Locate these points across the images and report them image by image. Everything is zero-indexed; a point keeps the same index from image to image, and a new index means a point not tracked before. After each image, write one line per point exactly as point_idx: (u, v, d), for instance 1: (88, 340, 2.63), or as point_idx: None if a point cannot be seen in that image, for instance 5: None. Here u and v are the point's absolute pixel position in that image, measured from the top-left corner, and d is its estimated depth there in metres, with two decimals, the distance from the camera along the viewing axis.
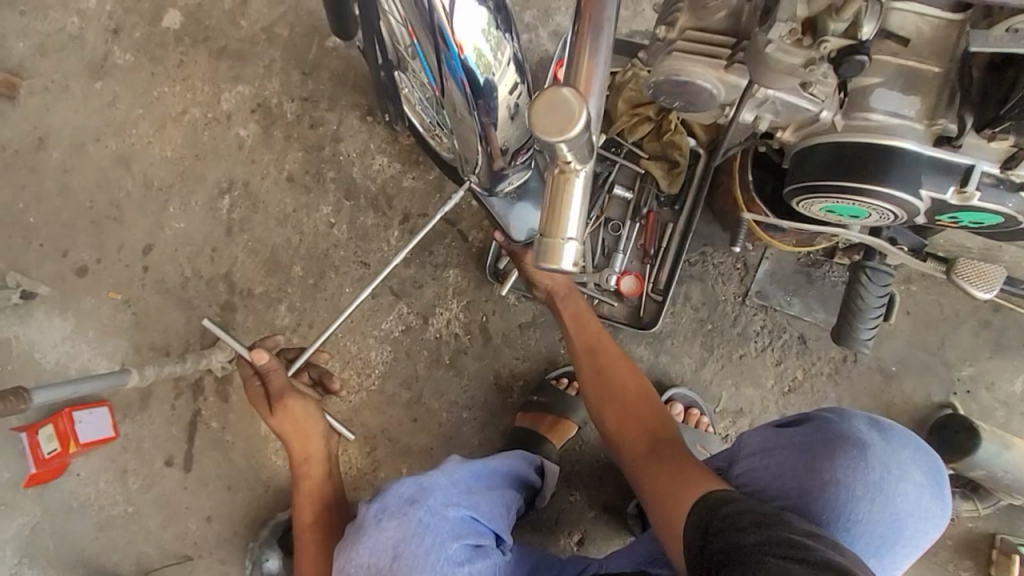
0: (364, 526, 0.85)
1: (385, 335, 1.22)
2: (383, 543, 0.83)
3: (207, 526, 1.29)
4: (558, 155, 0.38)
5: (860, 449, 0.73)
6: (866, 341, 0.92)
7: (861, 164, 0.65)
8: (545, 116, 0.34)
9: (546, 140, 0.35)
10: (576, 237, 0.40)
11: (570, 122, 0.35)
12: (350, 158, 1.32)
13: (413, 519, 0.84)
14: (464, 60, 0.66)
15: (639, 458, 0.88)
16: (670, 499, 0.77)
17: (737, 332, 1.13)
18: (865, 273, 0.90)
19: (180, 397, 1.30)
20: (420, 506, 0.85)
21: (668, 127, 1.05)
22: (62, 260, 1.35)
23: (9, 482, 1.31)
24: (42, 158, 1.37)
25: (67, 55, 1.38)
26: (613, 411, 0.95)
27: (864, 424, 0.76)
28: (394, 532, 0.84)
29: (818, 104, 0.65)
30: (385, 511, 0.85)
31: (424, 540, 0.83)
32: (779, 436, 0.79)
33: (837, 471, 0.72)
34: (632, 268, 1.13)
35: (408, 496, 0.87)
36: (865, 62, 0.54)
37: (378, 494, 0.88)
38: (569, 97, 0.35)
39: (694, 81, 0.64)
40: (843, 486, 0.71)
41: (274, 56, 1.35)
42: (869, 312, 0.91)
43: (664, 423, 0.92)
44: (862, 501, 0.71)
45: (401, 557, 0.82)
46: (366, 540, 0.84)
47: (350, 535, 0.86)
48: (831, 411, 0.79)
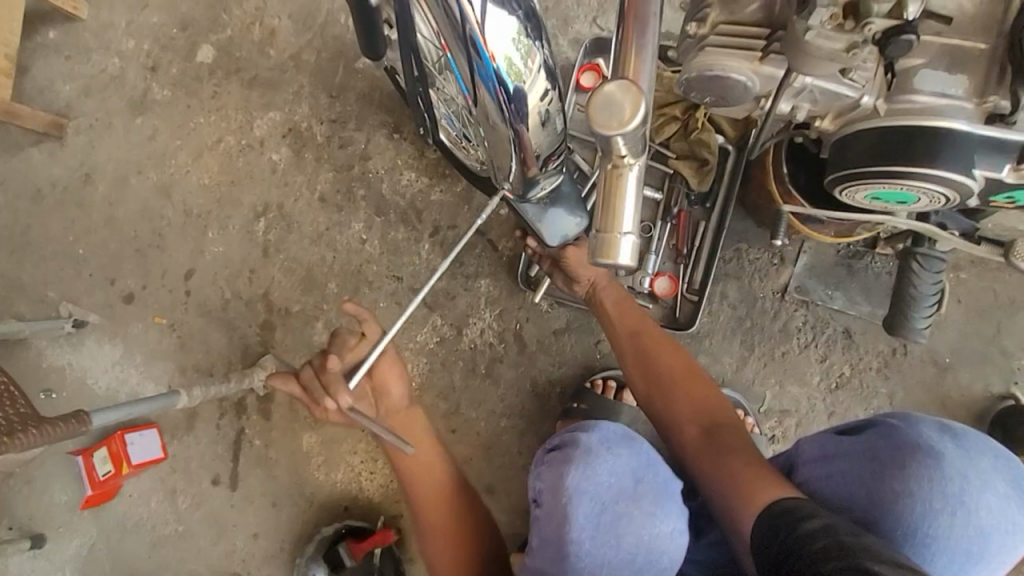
0: (593, 452, 0.78)
1: (421, 347, 1.23)
2: (622, 467, 0.78)
3: (255, 543, 1.31)
4: (611, 148, 0.38)
5: (935, 458, 0.69)
6: (921, 330, 0.89)
7: (909, 145, 0.63)
8: (602, 112, 0.36)
9: (603, 134, 0.36)
10: (633, 232, 0.40)
11: (627, 114, 0.36)
12: (378, 175, 1.35)
13: (643, 451, 0.81)
14: (496, 69, 0.67)
15: (696, 448, 0.88)
16: (735, 491, 0.76)
17: (778, 329, 1.10)
18: (918, 260, 0.87)
19: (225, 416, 1.33)
20: (640, 441, 0.82)
21: (695, 125, 1.04)
22: (110, 288, 1.41)
23: (67, 504, 1.36)
24: (89, 193, 1.44)
25: (109, 94, 1.46)
26: (663, 402, 0.96)
27: (936, 430, 0.72)
28: (630, 458, 0.79)
29: (858, 90, 0.64)
30: (613, 440, 0.80)
31: (658, 471, 0.80)
32: (840, 443, 0.77)
33: (910, 482, 0.69)
34: (665, 269, 1.11)
35: (624, 432, 0.82)
36: (913, 41, 0.54)
37: (590, 426, 0.82)
38: (624, 90, 0.36)
39: (730, 75, 0.64)
40: (918, 499, 0.69)
41: (303, 82, 1.40)
42: (925, 300, 0.88)
43: (717, 407, 0.93)
44: (942, 515, 0.68)
45: (643, 484, 0.78)
46: (603, 463, 0.77)
47: (576, 458, 0.78)
48: (896, 416, 0.77)
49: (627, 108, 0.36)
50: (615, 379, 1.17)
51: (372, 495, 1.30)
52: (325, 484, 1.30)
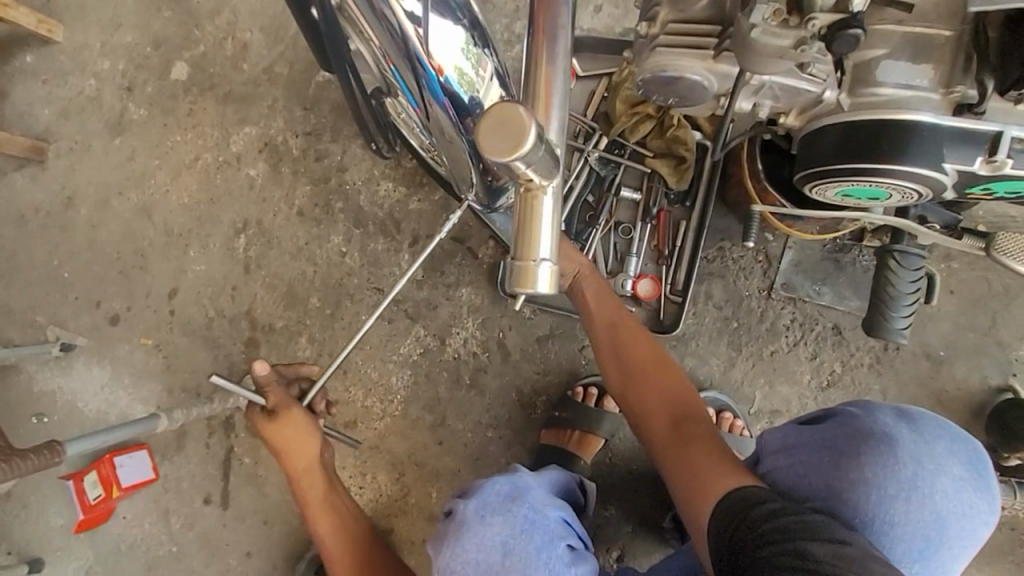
0: (466, 523, 0.83)
1: (404, 359, 1.21)
2: (491, 539, 0.82)
3: (249, 561, 1.30)
4: (515, 173, 0.35)
5: (889, 443, 0.68)
6: (902, 331, 0.85)
7: (877, 138, 0.60)
8: (493, 137, 0.32)
9: (499, 160, 0.33)
10: (550, 257, 0.38)
11: (521, 137, 0.32)
12: (356, 186, 1.33)
13: (519, 516, 0.83)
14: (445, 81, 0.66)
15: (662, 438, 0.86)
16: (699, 485, 0.75)
17: (765, 328, 1.07)
18: (895, 257, 0.84)
19: (213, 436, 1.33)
20: (522, 502, 0.84)
21: (671, 122, 1.01)
22: (96, 310, 1.41)
23: (62, 528, 1.36)
24: (72, 216, 1.44)
25: (87, 116, 1.45)
26: (632, 390, 0.93)
27: (891, 416, 0.71)
28: (500, 528, 0.82)
29: (818, 86, 0.60)
30: (487, 508, 0.84)
31: (533, 537, 0.82)
32: (800, 434, 0.74)
33: (866, 469, 0.68)
34: (647, 270, 1.09)
35: (506, 493, 0.85)
36: (859, 35, 0.51)
37: (474, 491, 0.87)
38: (515, 109, 0.32)
39: (683, 75, 0.62)
40: (874, 486, 0.67)
41: (277, 95, 1.38)
42: (903, 299, 0.84)
43: (686, 393, 0.91)
44: (897, 500, 0.67)
45: (512, 555, 0.81)
46: (472, 536, 0.82)
47: (452, 532, 0.84)
48: (854, 404, 0.75)
49: (520, 130, 0.32)
50: (598, 386, 1.15)
51: None
52: None
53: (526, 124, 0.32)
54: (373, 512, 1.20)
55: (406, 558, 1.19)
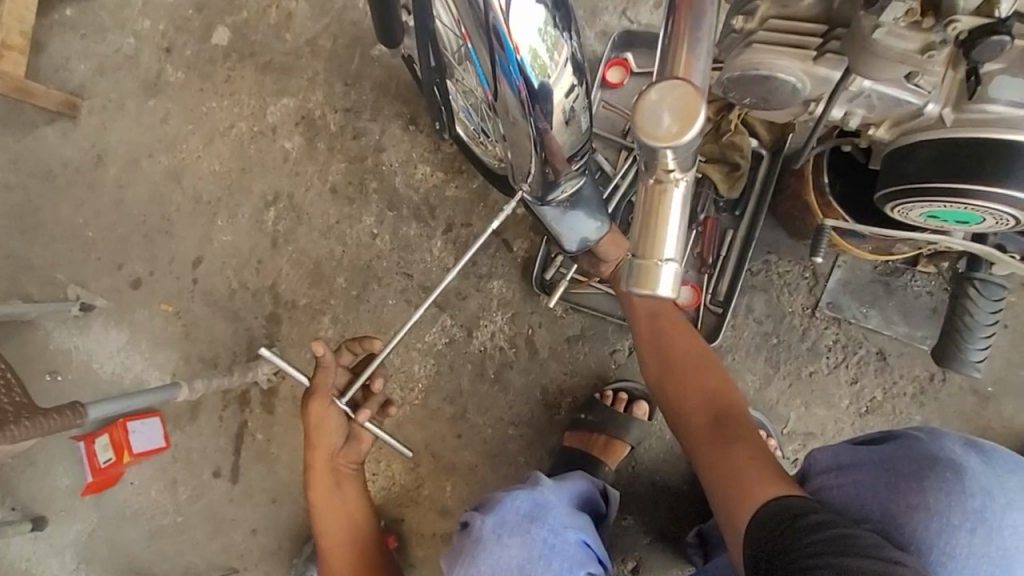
0: (482, 542, 0.80)
1: (428, 348, 1.19)
2: (507, 562, 0.79)
3: (253, 539, 1.29)
4: (658, 161, 0.33)
5: (956, 471, 0.64)
6: (976, 364, 0.83)
7: (976, 159, 0.59)
8: (648, 118, 0.31)
9: (651, 144, 0.32)
10: (675, 258, 0.35)
11: (680, 126, 0.31)
12: (392, 168, 1.31)
13: (538, 540, 0.80)
14: (520, 61, 0.62)
15: (700, 435, 0.83)
16: (736, 485, 0.72)
17: (806, 347, 1.04)
18: (975, 286, 0.82)
19: (227, 409, 1.31)
20: (542, 525, 0.81)
21: (728, 126, 0.94)
22: (118, 273, 1.39)
23: (68, 488, 1.35)
24: (100, 174, 1.42)
25: (123, 74, 1.43)
26: (673, 385, 0.91)
27: (960, 444, 0.67)
28: (518, 551, 0.80)
29: (922, 98, 0.61)
30: (506, 528, 0.81)
31: (552, 562, 0.80)
32: (857, 453, 0.71)
33: (927, 495, 0.64)
34: (688, 278, 1.05)
35: (527, 513, 0.82)
36: (1005, 42, 0.50)
37: (492, 506, 0.84)
38: (672, 97, 0.31)
39: (776, 75, 0.62)
40: (935, 513, 0.63)
41: (318, 69, 1.35)
42: (979, 330, 0.82)
43: (727, 393, 0.88)
44: (960, 531, 0.62)
45: None
46: (488, 557, 0.80)
47: (466, 549, 0.81)
48: (919, 428, 0.71)
49: (678, 118, 0.31)
50: (626, 392, 1.12)
51: None
52: None
53: (689, 112, 0.31)
54: (385, 500, 1.18)
55: (415, 550, 1.17)
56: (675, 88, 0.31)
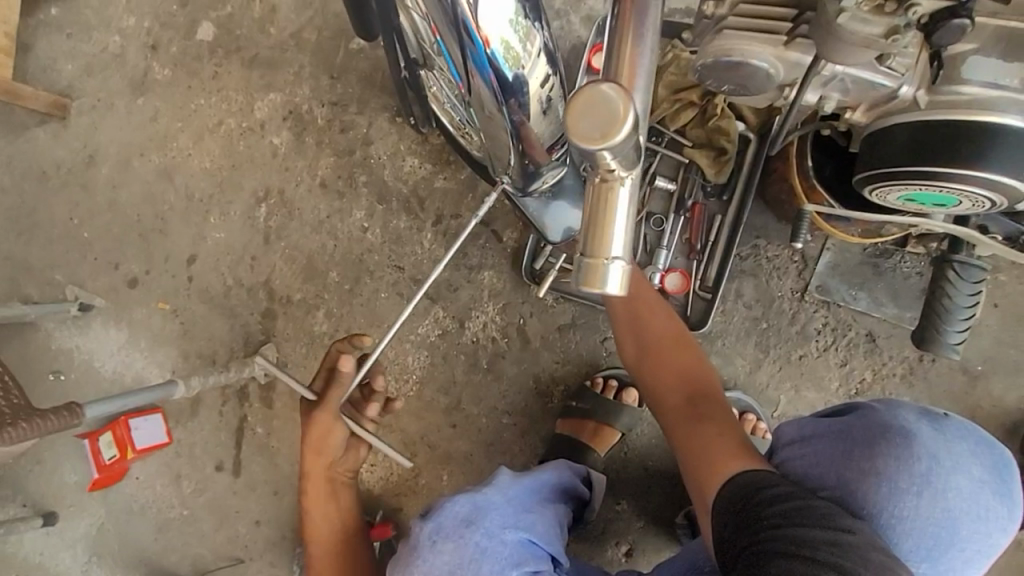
0: (418, 548, 0.83)
1: (421, 340, 1.19)
2: (440, 567, 0.81)
3: (257, 530, 1.32)
4: (599, 162, 0.33)
5: (905, 437, 0.65)
6: (955, 346, 0.83)
7: (952, 143, 0.59)
8: (584, 118, 0.31)
9: (587, 148, 0.32)
10: (623, 256, 0.35)
11: (614, 126, 0.31)
12: (381, 161, 1.30)
13: (470, 543, 0.81)
14: (491, 55, 0.63)
15: (675, 413, 0.85)
16: (704, 462, 0.73)
17: (795, 331, 1.04)
18: (954, 268, 0.81)
19: (227, 404, 1.33)
20: (476, 529, 0.82)
21: (714, 111, 0.96)
22: (114, 273, 1.40)
23: (76, 484, 1.38)
24: (93, 175, 1.42)
25: (111, 73, 1.42)
26: (650, 365, 0.91)
27: (914, 413, 0.68)
28: (450, 556, 0.81)
29: (895, 79, 0.60)
30: (440, 533, 0.83)
31: (485, 564, 0.80)
32: (818, 425, 0.71)
33: (878, 461, 0.64)
34: (677, 264, 1.05)
35: (463, 517, 0.84)
36: (965, 24, 0.50)
37: (432, 513, 0.86)
38: (612, 101, 0.31)
39: (748, 61, 0.62)
40: (885, 478, 0.64)
41: (304, 62, 1.35)
42: (958, 312, 0.82)
43: (704, 373, 0.89)
44: (908, 496, 0.63)
45: None
46: (422, 564, 0.82)
47: (406, 556, 0.84)
48: (877, 400, 0.71)
49: (615, 120, 0.31)
50: (617, 379, 1.14)
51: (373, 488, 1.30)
52: None
53: (624, 114, 0.31)
54: (383, 490, 1.20)
55: None
56: (613, 90, 0.31)
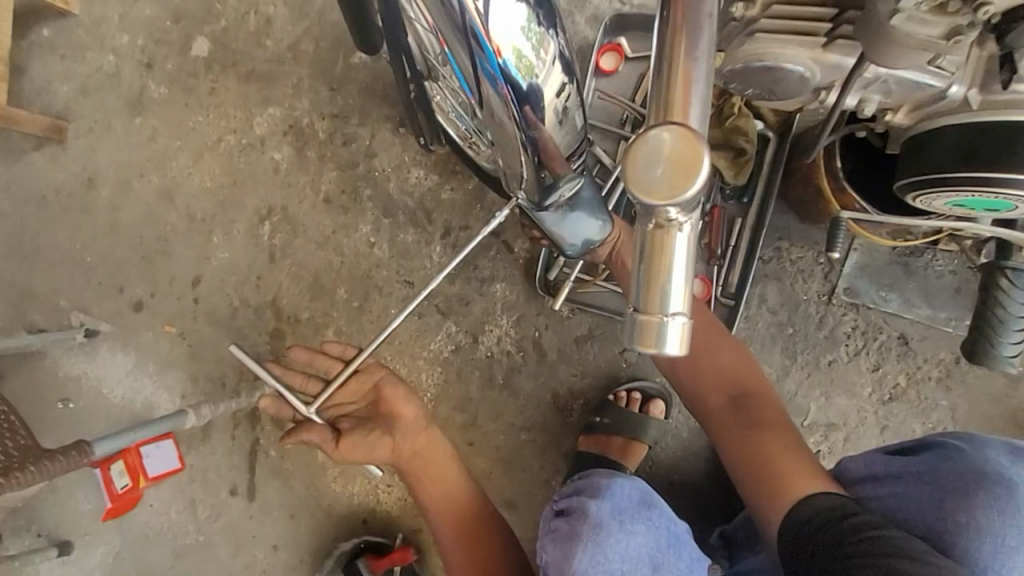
0: (605, 528, 0.78)
1: (435, 356, 1.16)
2: (635, 550, 0.78)
3: (275, 554, 1.29)
4: (656, 214, 0.30)
5: (1006, 487, 0.62)
6: (1010, 359, 0.79)
7: (1009, 143, 0.57)
8: (644, 167, 0.28)
9: (647, 202, 0.29)
10: (682, 312, 0.32)
11: (682, 177, 0.28)
12: (385, 173, 1.27)
13: (662, 526, 0.80)
14: (503, 63, 0.59)
15: (723, 419, 0.84)
16: (767, 480, 0.74)
17: (823, 336, 1.00)
18: (1006, 276, 0.77)
19: (239, 427, 1.30)
20: (661, 511, 0.81)
21: (731, 111, 0.91)
22: (119, 296, 1.38)
23: (90, 513, 1.36)
24: (93, 198, 1.40)
25: (106, 93, 1.39)
26: (689, 368, 0.87)
27: (1005, 455, 0.65)
28: (645, 538, 0.79)
29: (945, 79, 0.57)
30: (628, 516, 0.79)
31: (679, 550, 0.80)
32: (898, 464, 0.70)
33: (977, 514, 0.62)
34: (696, 270, 1.01)
35: (643, 500, 0.81)
36: None
37: (601, 493, 0.82)
38: (670, 140, 0.28)
39: (782, 65, 0.59)
40: (988, 532, 0.61)
41: (302, 75, 1.31)
42: (1012, 323, 0.78)
43: (743, 369, 0.87)
44: (1016, 552, 0.61)
45: (660, 568, 0.78)
46: (614, 543, 0.78)
47: (585, 534, 0.79)
48: (960, 437, 0.70)
49: (675, 169, 0.28)
50: (640, 392, 1.10)
51: (391, 508, 1.27)
52: (342, 495, 1.27)
53: (688, 161, 0.28)
54: None
55: None
56: (674, 132, 0.28)
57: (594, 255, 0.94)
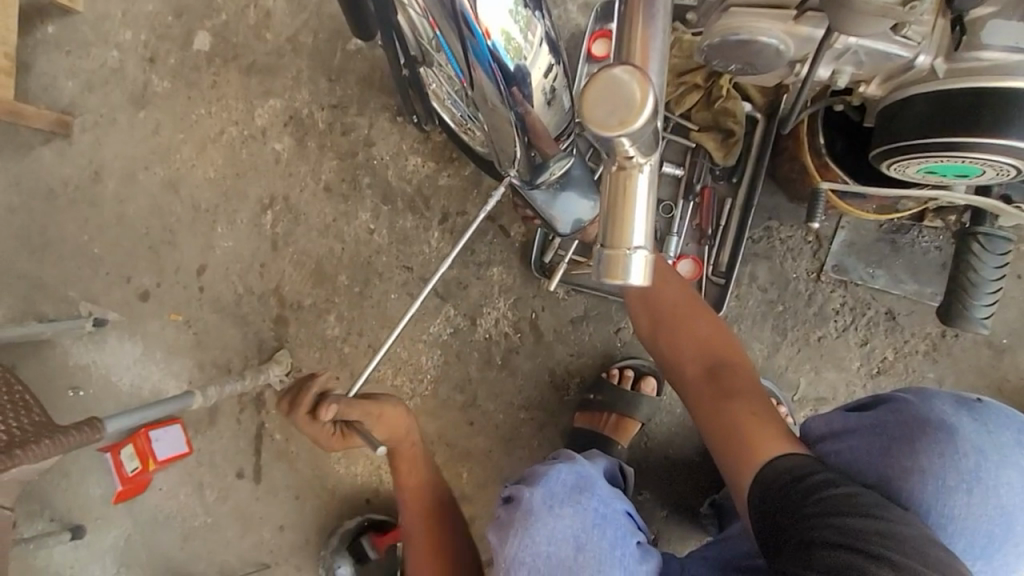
0: (535, 513, 0.81)
1: (434, 339, 1.19)
2: (562, 532, 0.80)
3: (282, 534, 1.33)
4: (616, 150, 0.33)
5: (947, 432, 0.66)
6: (983, 320, 0.81)
7: (977, 110, 0.60)
8: (601, 106, 0.31)
9: (605, 135, 0.31)
10: (645, 245, 0.35)
11: (630, 112, 0.31)
12: (383, 161, 1.30)
13: (589, 509, 0.81)
14: (492, 46, 0.61)
15: (699, 387, 0.86)
16: (736, 442, 0.75)
17: (813, 312, 1.02)
18: (978, 240, 0.80)
19: (245, 411, 1.34)
20: (590, 495, 0.83)
21: (719, 93, 0.94)
22: (127, 286, 1.41)
23: (102, 497, 1.40)
24: (100, 191, 1.43)
25: (111, 88, 1.43)
26: (668, 337, 0.91)
27: (951, 405, 0.69)
28: (572, 521, 0.81)
29: (912, 49, 0.61)
30: (556, 500, 0.82)
31: (606, 531, 0.81)
32: (851, 420, 0.73)
33: (921, 459, 0.66)
34: (688, 251, 1.03)
35: (574, 485, 0.83)
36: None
37: (537, 479, 0.84)
38: (631, 84, 0.31)
39: (758, 39, 0.61)
40: (931, 476, 0.65)
41: (302, 66, 1.34)
42: (985, 286, 0.80)
43: (720, 340, 0.89)
44: (956, 493, 0.64)
45: (585, 550, 0.79)
46: (542, 527, 0.80)
47: (517, 521, 0.82)
48: (910, 391, 0.73)
49: (633, 107, 0.31)
50: (633, 369, 1.12)
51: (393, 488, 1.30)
52: (346, 476, 1.31)
53: (643, 100, 0.31)
54: None
55: None
56: (630, 74, 0.31)
57: (585, 236, 0.97)
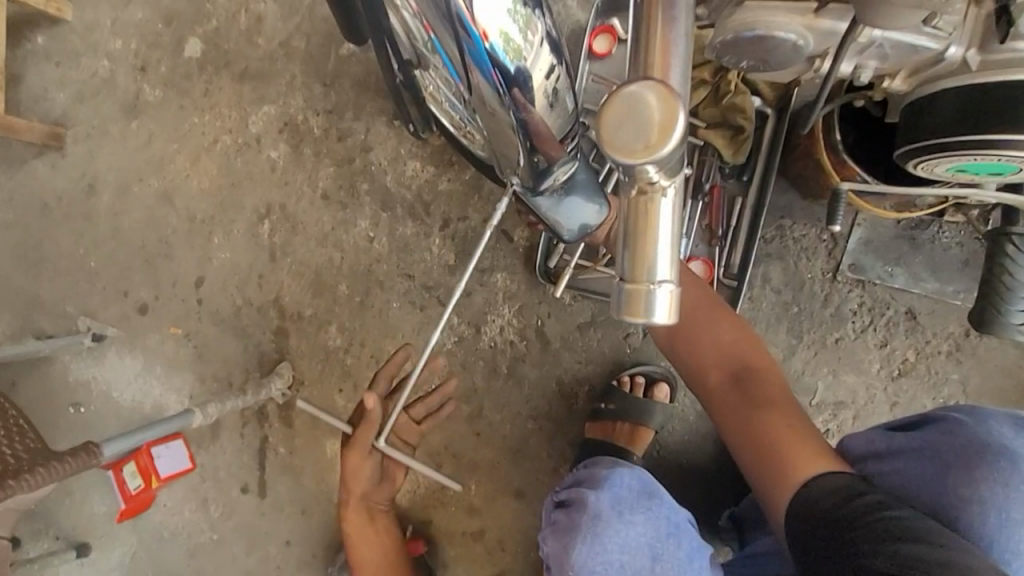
0: (605, 520, 0.78)
1: (438, 348, 1.16)
2: (636, 540, 0.77)
3: (288, 549, 1.30)
4: (640, 176, 0.30)
5: (1010, 459, 0.63)
6: (1019, 326, 0.77)
7: (1013, 102, 0.57)
8: (620, 130, 0.28)
9: (626, 162, 0.28)
10: (670, 279, 0.33)
11: (655, 133, 0.28)
12: (381, 167, 1.27)
13: (662, 517, 0.79)
14: (490, 48, 0.58)
15: (724, 396, 0.83)
16: (771, 458, 0.72)
17: (829, 314, 0.99)
18: (1013, 242, 0.76)
19: (247, 426, 1.31)
20: (661, 502, 0.80)
21: (728, 88, 0.89)
22: (124, 300, 1.39)
23: (106, 515, 1.38)
24: (94, 204, 1.40)
25: (102, 99, 1.40)
26: (688, 345, 0.88)
27: (1008, 427, 0.67)
28: (645, 529, 0.78)
29: (943, 41, 0.59)
30: (627, 506, 0.79)
31: (681, 543, 0.78)
32: (893, 441, 0.71)
33: (980, 487, 0.63)
34: (698, 252, 0.99)
35: (644, 491, 0.81)
36: None
37: (602, 484, 0.82)
38: (650, 99, 0.27)
39: (774, 33, 0.58)
40: (993, 506, 0.62)
41: (295, 71, 1.31)
42: (1021, 290, 0.76)
43: (747, 346, 0.87)
44: (1021, 525, 0.62)
45: (661, 560, 0.77)
46: (614, 535, 0.78)
47: (584, 527, 0.79)
48: (961, 410, 0.70)
49: (656, 128, 0.28)
50: (644, 376, 1.09)
51: None
52: None
53: (669, 121, 0.28)
54: (411, 504, 1.18)
55: (447, 549, 1.17)
56: (654, 91, 0.28)
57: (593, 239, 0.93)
